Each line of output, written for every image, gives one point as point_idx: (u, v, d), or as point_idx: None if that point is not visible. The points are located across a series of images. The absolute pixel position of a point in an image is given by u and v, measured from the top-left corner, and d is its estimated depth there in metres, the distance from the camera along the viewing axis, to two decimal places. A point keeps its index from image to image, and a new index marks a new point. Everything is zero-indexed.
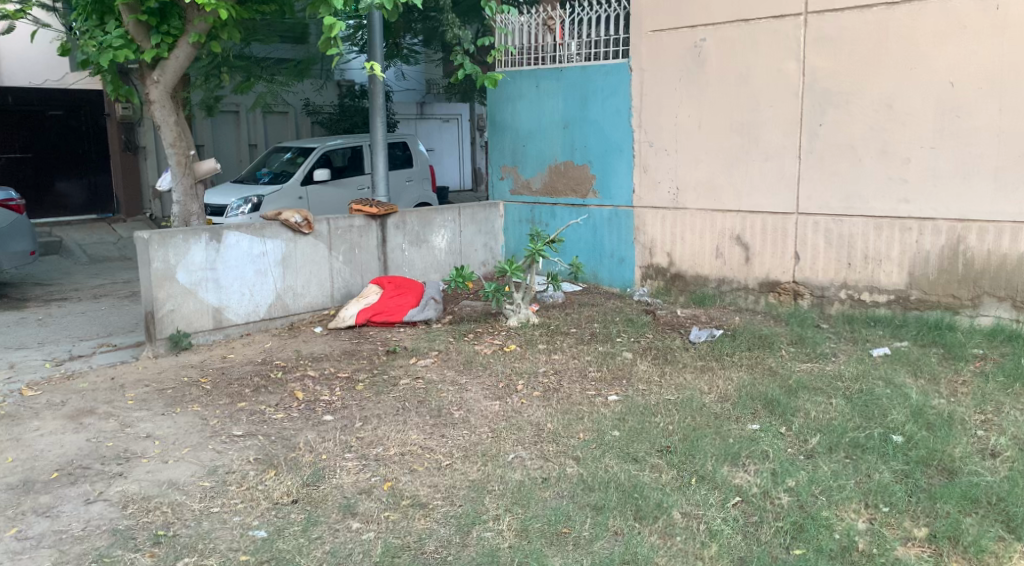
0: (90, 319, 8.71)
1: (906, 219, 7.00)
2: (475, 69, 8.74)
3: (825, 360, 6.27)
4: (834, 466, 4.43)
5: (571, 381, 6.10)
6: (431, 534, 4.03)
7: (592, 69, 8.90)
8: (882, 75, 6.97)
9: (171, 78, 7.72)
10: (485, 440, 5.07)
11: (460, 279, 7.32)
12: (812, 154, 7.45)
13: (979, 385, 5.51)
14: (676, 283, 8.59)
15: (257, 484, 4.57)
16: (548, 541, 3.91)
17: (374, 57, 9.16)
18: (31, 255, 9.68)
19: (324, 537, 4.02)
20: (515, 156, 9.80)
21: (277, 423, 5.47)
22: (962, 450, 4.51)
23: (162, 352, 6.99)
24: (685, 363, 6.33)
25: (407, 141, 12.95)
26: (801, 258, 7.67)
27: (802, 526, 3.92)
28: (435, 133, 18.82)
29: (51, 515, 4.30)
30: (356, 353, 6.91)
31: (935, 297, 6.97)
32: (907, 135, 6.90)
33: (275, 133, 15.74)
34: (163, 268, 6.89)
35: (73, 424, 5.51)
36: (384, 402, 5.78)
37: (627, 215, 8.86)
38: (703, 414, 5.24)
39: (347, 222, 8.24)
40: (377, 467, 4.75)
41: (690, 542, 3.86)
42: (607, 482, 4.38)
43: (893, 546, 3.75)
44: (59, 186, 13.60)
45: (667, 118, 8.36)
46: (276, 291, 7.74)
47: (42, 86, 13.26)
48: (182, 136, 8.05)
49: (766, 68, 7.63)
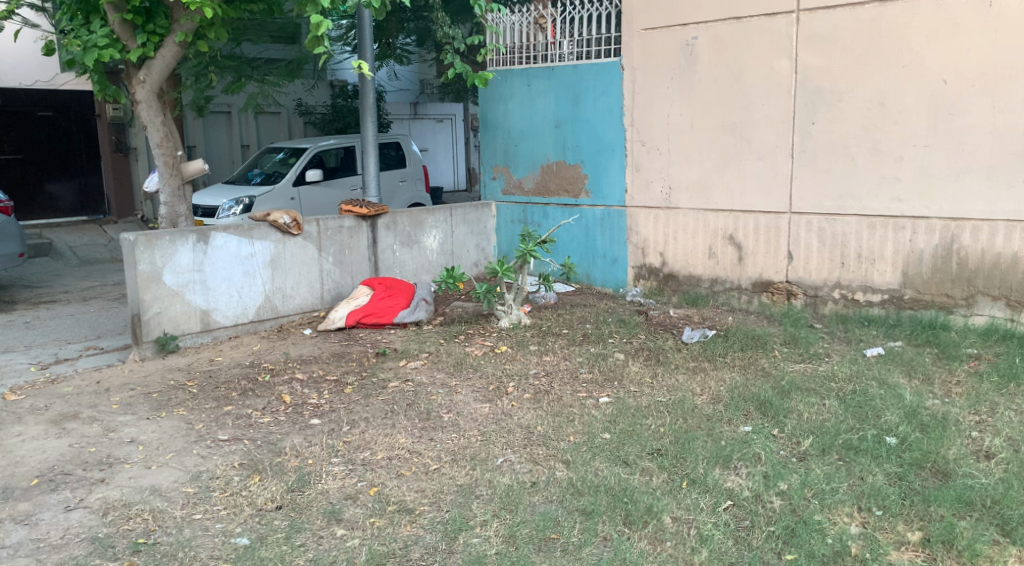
0: (79, 321, 8.61)
1: (899, 218, 6.95)
2: (466, 67, 8.63)
3: (819, 360, 6.21)
4: (827, 469, 4.36)
5: (562, 383, 6.03)
6: (417, 541, 3.95)
7: (584, 68, 8.82)
8: (874, 73, 6.92)
9: (157, 77, 7.62)
10: (474, 444, 5.00)
11: (450, 280, 7.18)
12: (804, 153, 7.39)
13: (974, 385, 5.45)
14: (669, 283, 8.53)
15: (241, 490, 4.48)
16: (536, 548, 3.85)
17: (364, 56, 9.06)
18: (19, 257, 9.58)
19: (308, 545, 3.96)
20: (507, 155, 9.72)
21: (263, 427, 5.39)
22: (956, 452, 4.45)
23: (148, 355, 6.89)
24: (678, 363, 6.26)
25: (400, 142, 12.86)
26: (795, 258, 7.61)
27: (794, 531, 3.85)
28: (429, 132, 18.74)
29: (29, 524, 4.21)
30: (345, 355, 6.84)
31: (928, 297, 6.93)
32: (900, 134, 6.85)
33: (267, 133, 15.63)
34: (149, 270, 6.80)
35: (55, 430, 5.42)
36: (373, 405, 5.71)
37: (620, 215, 8.79)
38: (695, 415, 5.19)
39: (336, 222, 8.15)
40: (364, 472, 4.68)
41: (680, 548, 3.79)
42: (596, 486, 4.31)
43: (887, 551, 3.68)
44: (49, 188, 13.52)
45: (659, 117, 8.29)
46: (265, 293, 7.66)
47: (31, 87, 13.04)
48: (169, 137, 7.95)
49: (758, 67, 7.57)
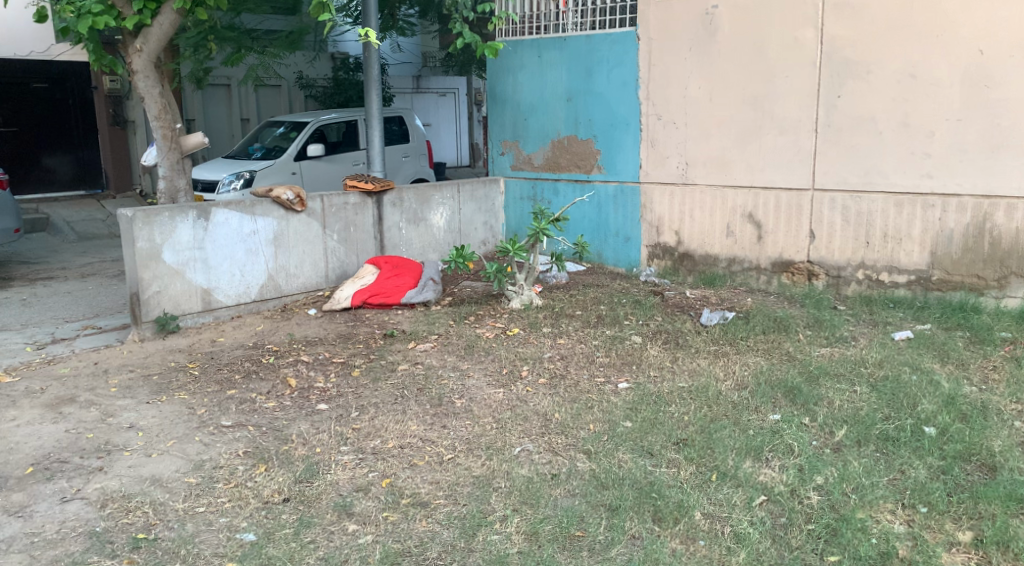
0: (77, 299, 8.36)
1: (928, 196, 6.71)
2: (475, 37, 8.29)
3: (846, 344, 5.97)
4: (865, 462, 4.14)
5: (578, 367, 5.79)
6: (433, 538, 3.73)
7: (598, 38, 8.48)
8: (905, 43, 6.63)
9: (154, 46, 7.30)
10: (489, 432, 4.76)
11: (460, 259, 6.88)
12: (829, 128, 7.10)
13: (1012, 371, 5.21)
14: (684, 263, 8.25)
15: (246, 481, 4.27)
16: (561, 546, 3.62)
17: (369, 25, 8.71)
18: (15, 233, 9.29)
19: (318, 542, 3.73)
20: (516, 130, 9.40)
21: (268, 412, 5.16)
22: (1002, 444, 4.23)
23: (148, 335, 6.64)
24: (699, 348, 6.01)
25: (403, 116, 12.55)
26: (817, 237, 7.34)
27: (836, 530, 3.63)
28: (431, 107, 18.35)
29: (23, 516, 3.99)
30: (352, 337, 6.59)
31: (958, 278, 6.71)
32: (931, 108, 6.60)
33: (267, 107, 15.32)
34: (148, 247, 6.52)
35: (51, 414, 5.19)
36: (382, 389, 5.46)
37: (633, 192, 8.47)
38: (720, 403, 4.94)
39: (342, 199, 7.87)
40: (375, 462, 4.44)
41: (714, 548, 3.57)
42: (622, 479, 4.08)
43: (937, 553, 3.44)
44: (46, 161, 13.21)
45: (676, 91, 7.97)
46: (268, 272, 7.41)
47: (26, 59, 12.70)
48: (168, 109, 7.64)
49: (781, 38, 7.25)
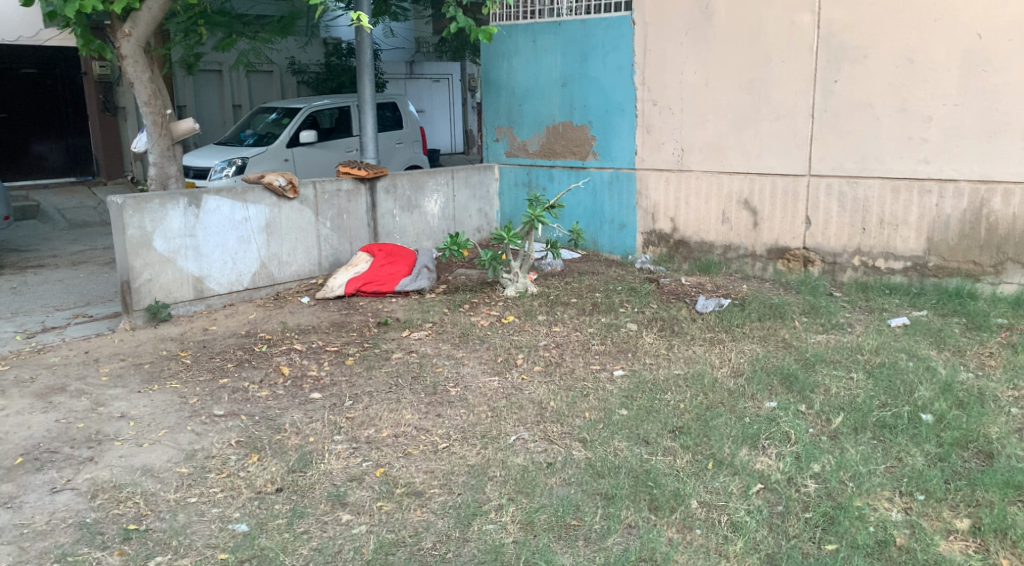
0: (68, 287, 8.29)
1: (925, 181, 6.68)
2: (469, 22, 8.19)
3: (842, 331, 5.95)
4: (863, 449, 4.11)
5: (573, 355, 5.75)
6: (428, 528, 3.70)
7: (593, 23, 8.39)
8: (903, 28, 6.58)
9: (143, 30, 7.19)
10: (485, 420, 4.72)
11: (454, 246, 6.82)
12: (826, 113, 7.05)
13: (1009, 357, 5.20)
14: (680, 250, 8.21)
15: (238, 471, 4.22)
16: (557, 535, 3.59)
17: (362, 10, 8.61)
18: (5, 220, 9.18)
19: (311, 532, 3.69)
20: (511, 116, 9.32)
21: (261, 401, 5.11)
22: (999, 431, 4.21)
23: (139, 324, 6.58)
24: (694, 335, 5.98)
25: (397, 102, 12.44)
26: (813, 223, 7.30)
27: (833, 518, 3.60)
28: (425, 93, 18.23)
29: (12, 507, 3.94)
30: (345, 325, 6.54)
31: (954, 264, 6.69)
32: (929, 93, 6.56)
33: (259, 93, 15.19)
34: (138, 235, 6.45)
35: (41, 404, 5.13)
36: (376, 378, 5.42)
37: (628, 178, 8.41)
38: (716, 390, 4.91)
39: (334, 185, 7.80)
40: (369, 451, 4.41)
41: (711, 537, 3.54)
42: (618, 467, 4.06)
43: (935, 541, 3.42)
44: (36, 149, 13.09)
45: (672, 76, 7.90)
46: (260, 259, 7.34)
47: (14, 44, 12.54)
48: (157, 94, 7.54)
49: (777, 22, 7.19)
